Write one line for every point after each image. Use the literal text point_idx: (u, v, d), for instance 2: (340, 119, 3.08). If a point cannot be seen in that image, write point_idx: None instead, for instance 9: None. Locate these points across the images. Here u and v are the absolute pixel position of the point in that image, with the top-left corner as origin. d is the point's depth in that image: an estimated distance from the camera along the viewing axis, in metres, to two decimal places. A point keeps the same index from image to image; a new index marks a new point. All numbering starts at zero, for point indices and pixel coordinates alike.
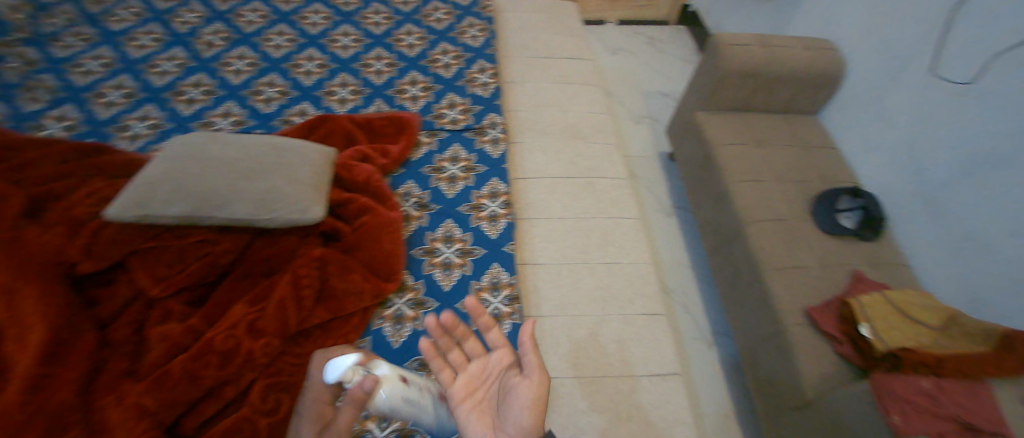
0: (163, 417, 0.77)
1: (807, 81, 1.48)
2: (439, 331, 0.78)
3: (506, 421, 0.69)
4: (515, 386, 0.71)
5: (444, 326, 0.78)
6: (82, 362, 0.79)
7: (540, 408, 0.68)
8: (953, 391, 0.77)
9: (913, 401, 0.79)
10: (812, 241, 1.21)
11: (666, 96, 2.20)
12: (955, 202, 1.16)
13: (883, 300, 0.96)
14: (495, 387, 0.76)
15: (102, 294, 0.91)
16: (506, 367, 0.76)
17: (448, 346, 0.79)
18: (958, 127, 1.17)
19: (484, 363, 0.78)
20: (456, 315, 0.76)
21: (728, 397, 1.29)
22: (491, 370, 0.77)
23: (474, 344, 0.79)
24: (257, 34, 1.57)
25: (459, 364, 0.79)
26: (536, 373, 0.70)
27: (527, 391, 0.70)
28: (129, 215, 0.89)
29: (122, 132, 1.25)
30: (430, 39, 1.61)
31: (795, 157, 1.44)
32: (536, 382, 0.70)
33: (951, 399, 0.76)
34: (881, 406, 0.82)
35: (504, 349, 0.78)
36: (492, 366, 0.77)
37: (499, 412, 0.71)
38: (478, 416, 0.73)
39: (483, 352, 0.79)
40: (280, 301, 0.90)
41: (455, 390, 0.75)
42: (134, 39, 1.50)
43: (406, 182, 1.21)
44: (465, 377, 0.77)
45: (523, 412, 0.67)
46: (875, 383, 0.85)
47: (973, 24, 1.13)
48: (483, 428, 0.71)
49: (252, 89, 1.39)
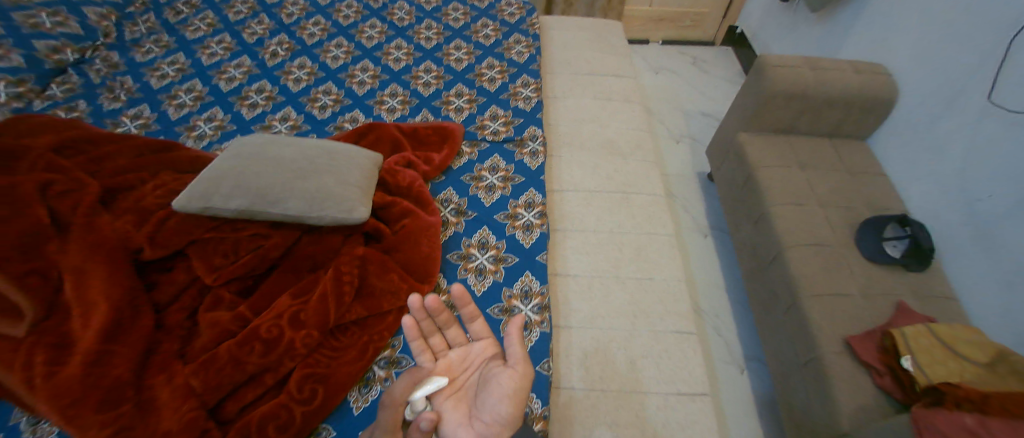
0: (206, 398, 0.83)
1: (859, 105, 1.43)
2: (423, 314, 0.79)
3: (484, 409, 0.70)
4: (496, 375, 0.72)
5: (428, 310, 0.78)
6: (139, 341, 0.85)
7: (519, 399, 0.70)
8: (997, 429, 0.75)
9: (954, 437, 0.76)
10: (859, 270, 1.16)
11: (708, 116, 2.17)
12: (1015, 236, 1.09)
13: (930, 333, 0.92)
14: (474, 376, 0.77)
15: (161, 278, 0.99)
16: (489, 358, 0.78)
17: (429, 331, 0.80)
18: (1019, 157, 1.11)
19: (465, 351, 0.80)
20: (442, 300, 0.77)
21: (760, 427, 1.23)
22: (472, 359, 0.79)
23: (456, 333, 0.81)
24: (317, 45, 1.67)
25: (440, 350, 0.80)
26: (520, 364, 0.72)
27: (508, 381, 0.71)
28: (194, 206, 0.97)
29: (190, 131, 1.36)
30: (477, 53, 1.67)
31: (844, 183, 1.39)
32: (519, 373, 0.72)
33: None
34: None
35: (488, 340, 0.80)
36: (474, 356, 0.79)
37: (477, 401, 0.72)
38: (455, 403, 0.73)
39: (464, 341, 0.81)
40: (322, 295, 0.94)
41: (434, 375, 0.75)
42: (207, 48, 1.63)
43: (446, 189, 1.25)
44: (445, 363, 0.78)
45: (503, 401, 0.69)
46: (915, 416, 0.82)
47: None
48: (459, 416, 0.72)
49: (309, 96, 1.48)
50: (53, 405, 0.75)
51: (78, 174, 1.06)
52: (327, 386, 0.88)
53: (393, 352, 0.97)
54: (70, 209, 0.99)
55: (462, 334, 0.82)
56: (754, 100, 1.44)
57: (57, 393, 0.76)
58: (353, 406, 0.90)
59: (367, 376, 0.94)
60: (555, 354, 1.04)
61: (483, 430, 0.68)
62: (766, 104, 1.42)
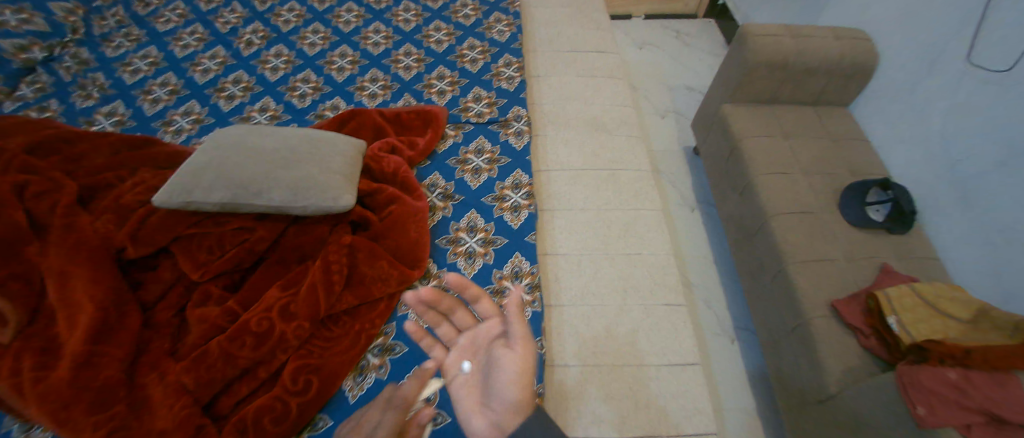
0: (199, 395, 0.83)
1: (842, 72, 1.44)
2: (423, 307, 0.76)
3: (493, 395, 0.66)
4: (499, 359, 0.68)
5: (427, 302, 0.75)
6: (128, 341, 0.85)
7: (527, 382, 0.64)
8: (979, 382, 0.76)
9: (940, 393, 0.77)
10: (844, 235, 1.18)
11: (693, 90, 2.17)
12: (991, 195, 1.11)
13: (912, 293, 0.95)
14: (483, 359, 0.72)
15: (146, 277, 0.97)
16: (494, 338, 0.72)
17: (436, 321, 0.78)
18: (999, 117, 1.12)
19: (473, 334, 0.76)
20: (437, 289, 0.73)
21: (750, 392, 1.27)
22: (480, 342, 0.74)
23: (463, 316, 0.77)
24: (293, 32, 1.63)
25: (450, 339, 0.78)
26: (525, 344, 0.67)
27: (512, 363, 0.67)
28: (175, 202, 0.95)
29: (167, 127, 1.32)
30: (457, 34, 1.64)
31: (828, 150, 1.40)
32: (525, 354, 0.66)
33: (980, 391, 0.75)
34: (905, 396, 0.81)
35: (492, 320, 0.74)
36: (481, 338, 0.74)
37: (487, 386, 0.68)
38: (467, 390, 0.70)
39: (471, 324, 0.77)
40: (311, 285, 0.93)
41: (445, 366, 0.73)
42: (179, 39, 1.58)
43: (432, 174, 1.23)
44: (455, 351, 0.75)
45: (510, 386, 0.64)
46: (900, 373, 0.83)
47: (1013, 9, 1.10)
48: (471, 403, 0.68)
49: (287, 85, 1.45)
50: (44, 408, 0.75)
51: (52, 174, 1.03)
52: (322, 376, 0.88)
53: (386, 338, 0.97)
54: (47, 210, 0.97)
55: (469, 318, 0.78)
56: (737, 71, 1.44)
57: (46, 395, 0.76)
58: (349, 394, 0.90)
59: (360, 364, 0.93)
60: (548, 332, 1.05)
61: (492, 416, 0.64)
62: (749, 74, 1.41)
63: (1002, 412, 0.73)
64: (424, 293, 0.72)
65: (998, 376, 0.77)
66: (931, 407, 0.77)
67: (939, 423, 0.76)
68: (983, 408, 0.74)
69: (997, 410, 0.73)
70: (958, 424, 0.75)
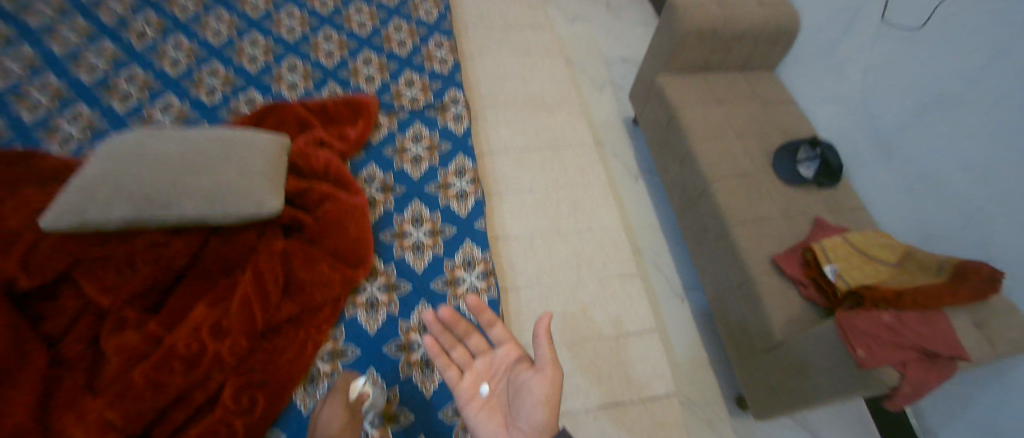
0: (128, 430, 0.74)
1: (764, 40, 1.50)
2: (440, 328, 0.80)
3: (517, 415, 0.67)
4: (526, 382, 0.68)
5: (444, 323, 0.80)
6: (34, 383, 0.74)
7: (553, 404, 0.66)
8: (910, 321, 0.82)
9: (877, 336, 0.82)
10: (777, 193, 1.24)
11: (626, 62, 2.19)
12: (906, 147, 1.20)
13: (845, 243, 1.02)
14: (503, 383, 0.74)
15: (46, 309, 0.85)
16: (514, 361, 0.74)
17: (450, 343, 0.80)
18: (911, 72, 1.19)
19: (490, 359, 0.77)
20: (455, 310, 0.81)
21: (703, 348, 1.32)
22: (498, 366, 0.76)
23: (478, 341, 0.80)
24: (194, 20, 1.46)
25: (465, 362, 0.78)
26: (548, 367, 0.67)
27: (539, 385, 0.67)
28: (67, 222, 0.82)
29: (52, 135, 1.15)
30: (381, 16, 1.54)
31: (757, 114, 1.46)
32: (549, 377, 0.67)
33: (911, 330, 0.81)
34: (846, 341, 0.84)
35: (509, 343, 0.76)
36: (499, 361, 0.76)
37: (511, 408, 0.70)
38: (488, 413, 0.71)
39: (487, 349, 0.79)
40: (244, 298, 0.85)
41: (463, 389, 0.74)
42: (56, 33, 1.36)
43: (368, 166, 1.16)
44: (472, 375, 0.75)
45: (535, 408, 0.65)
46: (840, 321, 0.87)
47: None
48: (494, 426, 0.69)
49: (192, 79, 1.30)
50: None
51: None
52: (267, 391, 0.82)
53: (335, 343, 0.91)
54: None
55: (485, 342, 0.80)
56: (669, 41, 1.45)
57: None
58: (301, 405, 0.85)
59: (311, 373, 0.88)
60: (506, 316, 1.02)
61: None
62: (681, 43, 1.43)
63: (931, 347, 0.79)
64: (443, 314, 0.80)
65: (924, 318, 0.83)
66: (869, 350, 0.81)
67: (877, 365, 0.80)
68: (915, 345, 0.80)
69: (927, 345, 0.79)
70: (895, 364, 0.79)
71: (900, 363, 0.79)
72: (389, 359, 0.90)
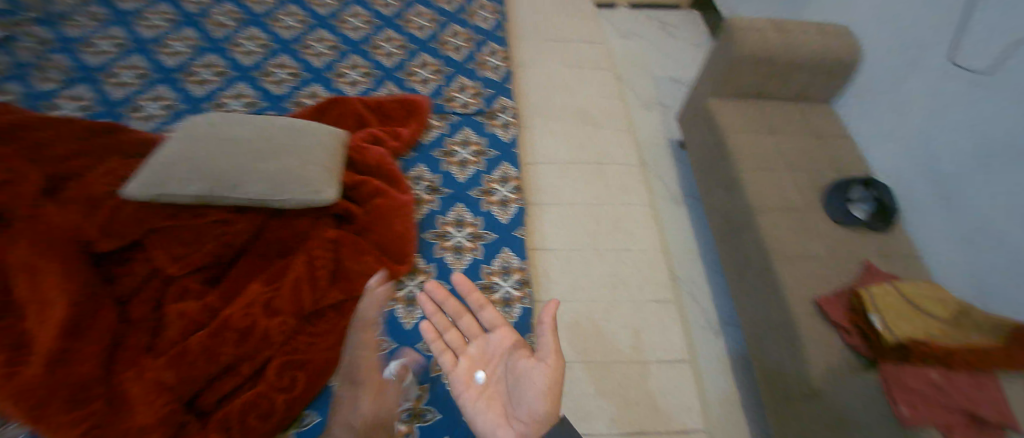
0: (180, 392, 0.80)
1: (824, 69, 1.47)
2: (434, 309, 0.86)
3: (518, 404, 0.69)
4: (527, 370, 0.69)
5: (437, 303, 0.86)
6: (103, 337, 0.82)
7: (555, 395, 0.66)
8: (959, 382, 0.82)
9: (920, 391, 0.85)
10: (823, 230, 1.21)
11: (677, 82, 2.18)
12: (966, 195, 1.15)
13: (895, 292, 0.96)
14: (500, 369, 0.76)
15: (120, 270, 0.94)
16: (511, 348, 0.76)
17: (446, 328, 0.84)
18: (977, 117, 1.14)
19: (483, 345, 0.80)
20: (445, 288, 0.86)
21: (733, 382, 1.30)
22: (492, 353, 0.78)
23: (469, 323, 0.83)
24: (267, 14, 1.57)
25: (459, 346, 0.81)
26: (551, 358, 0.68)
27: (542, 375, 0.68)
28: (147, 193, 0.91)
29: (136, 113, 1.26)
30: (440, 20, 1.60)
31: (808, 147, 1.43)
32: (550, 366, 0.68)
33: (957, 390, 0.82)
34: (888, 395, 0.89)
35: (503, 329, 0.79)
36: (493, 347, 0.79)
37: (511, 397, 0.71)
38: (486, 402, 0.73)
39: (479, 332, 0.82)
40: (295, 280, 0.91)
41: (458, 374, 0.77)
42: (144, 19, 1.50)
43: (417, 166, 1.21)
44: (466, 359, 0.78)
45: (538, 398, 0.66)
46: (885, 375, 0.91)
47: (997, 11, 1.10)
48: (494, 415, 0.71)
49: (263, 70, 1.40)
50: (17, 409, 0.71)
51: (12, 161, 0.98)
52: (307, 372, 0.87)
53: None
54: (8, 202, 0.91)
55: (476, 324, 0.83)
56: (721, 64, 1.45)
57: (20, 395, 0.72)
58: (337, 391, 0.90)
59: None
60: (537, 327, 1.05)
61: (524, 430, 0.67)
62: (733, 68, 1.43)
63: (979, 411, 0.78)
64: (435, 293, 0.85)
65: (980, 378, 0.81)
66: (910, 405, 0.85)
67: (918, 421, 0.84)
68: (961, 408, 0.81)
69: (975, 410, 0.79)
70: (938, 422, 0.82)
71: (945, 423, 0.82)
72: (423, 355, 0.94)
